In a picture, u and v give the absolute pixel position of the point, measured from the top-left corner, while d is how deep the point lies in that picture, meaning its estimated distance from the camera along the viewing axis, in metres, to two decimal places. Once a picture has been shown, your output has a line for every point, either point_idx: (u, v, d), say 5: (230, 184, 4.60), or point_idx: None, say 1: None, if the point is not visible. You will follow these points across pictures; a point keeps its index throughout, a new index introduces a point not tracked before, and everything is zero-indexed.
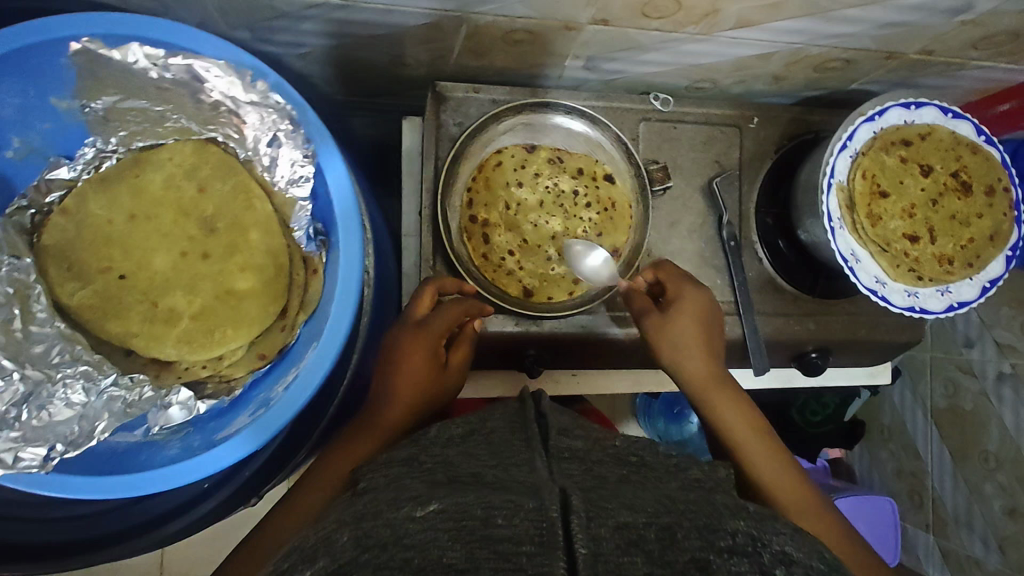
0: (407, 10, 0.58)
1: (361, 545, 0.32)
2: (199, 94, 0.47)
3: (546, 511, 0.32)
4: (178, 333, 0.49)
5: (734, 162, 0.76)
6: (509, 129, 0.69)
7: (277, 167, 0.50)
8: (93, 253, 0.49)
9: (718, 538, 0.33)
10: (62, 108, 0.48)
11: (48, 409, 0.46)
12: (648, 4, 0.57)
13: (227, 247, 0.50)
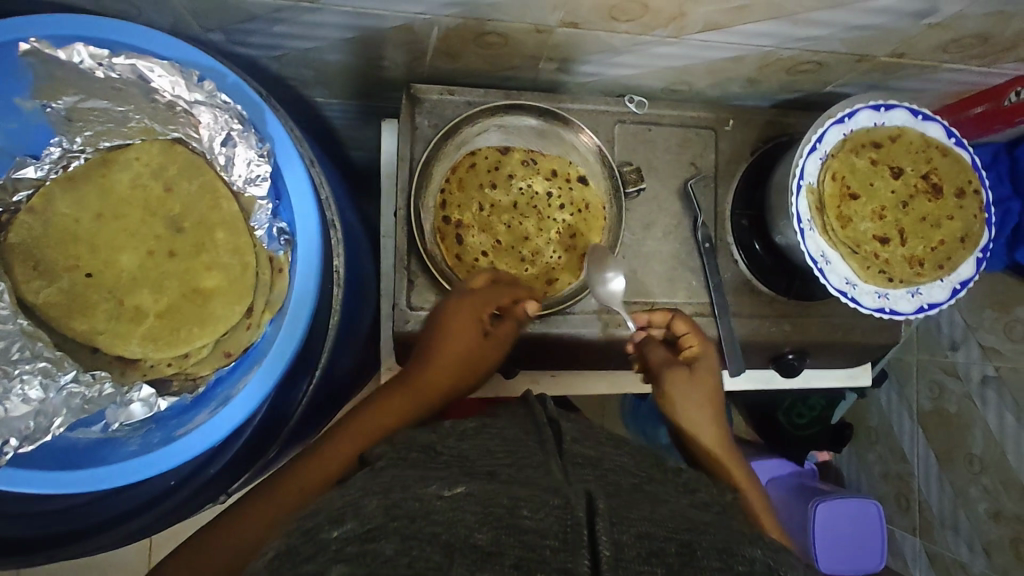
0: (377, 13, 0.59)
1: (390, 513, 0.36)
2: (151, 94, 0.48)
3: (571, 509, 0.36)
4: (144, 331, 0.50)
5: (709, 164, 0.76)
6: (483, 130, 0.70)
7: (234, 167, 0.50)
8: (59, 252, 0.49)
9: (737, 561, 0.37)
10: (26, 108, 0.49)
11: (5, 402, 0.47)
12: (615, 7, 0.57)
13: (193, 247, 0.51)
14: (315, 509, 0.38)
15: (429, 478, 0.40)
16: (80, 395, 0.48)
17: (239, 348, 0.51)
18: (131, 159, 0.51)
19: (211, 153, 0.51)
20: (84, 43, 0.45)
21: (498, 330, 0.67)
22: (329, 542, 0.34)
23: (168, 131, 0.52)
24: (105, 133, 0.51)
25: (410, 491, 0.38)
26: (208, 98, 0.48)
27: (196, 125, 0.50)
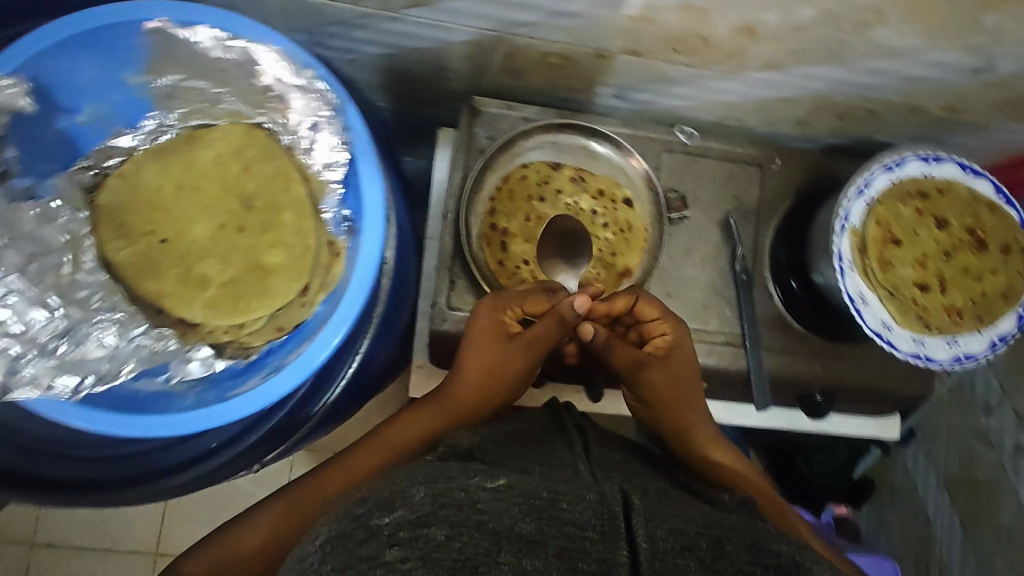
0: (453, 27, 0.63)
1: (438, 501, 0.40)
2: (253, 77, 0.53)
3: (608, 506, 0.41)
4: (206, 298, 0.53)
5: (753, 199, 0.78)
6: (537, 145, 0.72)
7: (314, 151, 0.54)
8: (141, 218, 0.53)
9: (765, 555, 0.41)
10: (132, 83, 0.54)
11: (85, 345, 0.52)
12: (677, 39, 0.60)
13: (262, 223, 0.54)
14: (366, 495, 0.41)
15: (472, 469, 0.44)
16: (147, 346, 0.53)
17: (291, 324, 0.53)
18: (212, 138, 0.55)
19: (289, 137, 0.55)
20: (211, 25, 0.50)
21: (525, 336, 0.64)
22: (382, 528, 0.38)
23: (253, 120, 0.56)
24: (198, 111, 0.56)
25: (457, 483, 0.42)
26: (303, 86, 0.52)
27: (284, 111, 0.55)
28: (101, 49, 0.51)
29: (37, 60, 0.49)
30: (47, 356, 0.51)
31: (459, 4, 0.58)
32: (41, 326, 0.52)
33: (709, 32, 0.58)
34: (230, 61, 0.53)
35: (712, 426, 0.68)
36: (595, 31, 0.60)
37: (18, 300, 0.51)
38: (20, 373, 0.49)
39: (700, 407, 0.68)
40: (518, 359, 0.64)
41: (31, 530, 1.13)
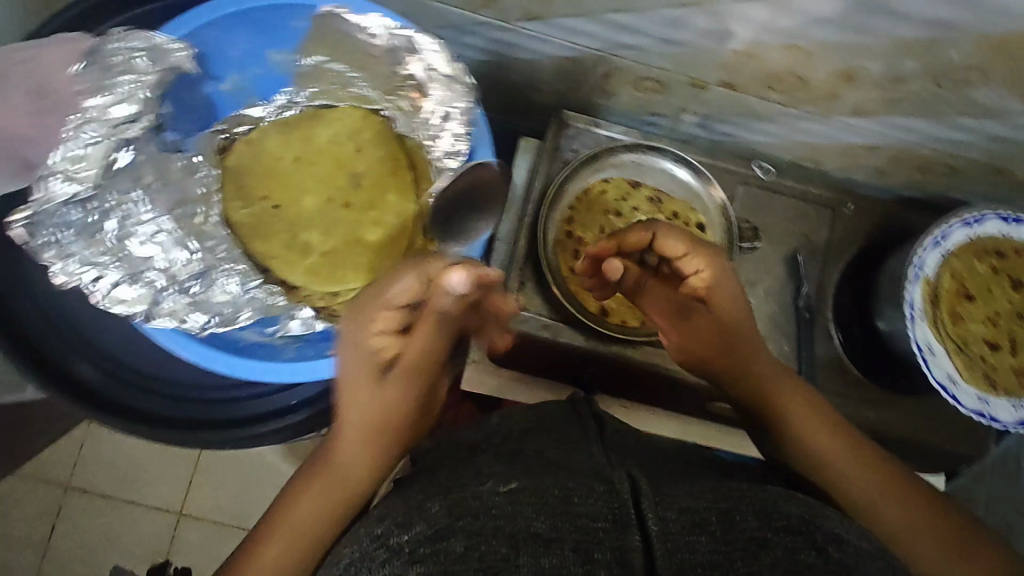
0: (561, 43, 0.67)
1: (452, 512, 0.38)
2: (398, 65, 0.58)
3: (619, 495, 0.39)
4: (309, 264, 0.59)
5: (823, 240, 0.79)
6: (619, 162, 0.75)
7: (439, 139, 0.59)
8: (259, 182, 0.60)
9: (775, 517, 0.39)
10: (276, 60, 0.58)
11: (212, 290, 0.56)
12: (774, 77, 0.63)
13: (367, 202, 0.61)
14: (384, 514, 0.42)
15: (483, 479, 0.43)
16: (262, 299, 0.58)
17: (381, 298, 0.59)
18: (334, 120, 0.62)
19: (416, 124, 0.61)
20: (383, 18, 0.54)
21: (397, 367, 0.52)
22: (401, 546, 0.36)
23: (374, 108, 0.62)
24: (327, 92, 0.62)
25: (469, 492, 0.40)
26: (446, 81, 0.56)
27: (418, 98, 0.59)
28: (261, 25, 0.56)
29: (200, 30, 0.53)
30: (183, 293, 0.54)
31: (573, 22, 0.62)
32: (180, 265, 0.56)
33: (807, 73, 0.61)
34: (381, 50, 0.57)
35: (772, 379, 0.60)
36: (698, 60, 0.63)
37: (165, 237, 0.55)
38: (160, 303, 0.53)
39: (750, 350, 0.61)
40: (395, 395, 0.52)
41: (68, 472, 1.17)
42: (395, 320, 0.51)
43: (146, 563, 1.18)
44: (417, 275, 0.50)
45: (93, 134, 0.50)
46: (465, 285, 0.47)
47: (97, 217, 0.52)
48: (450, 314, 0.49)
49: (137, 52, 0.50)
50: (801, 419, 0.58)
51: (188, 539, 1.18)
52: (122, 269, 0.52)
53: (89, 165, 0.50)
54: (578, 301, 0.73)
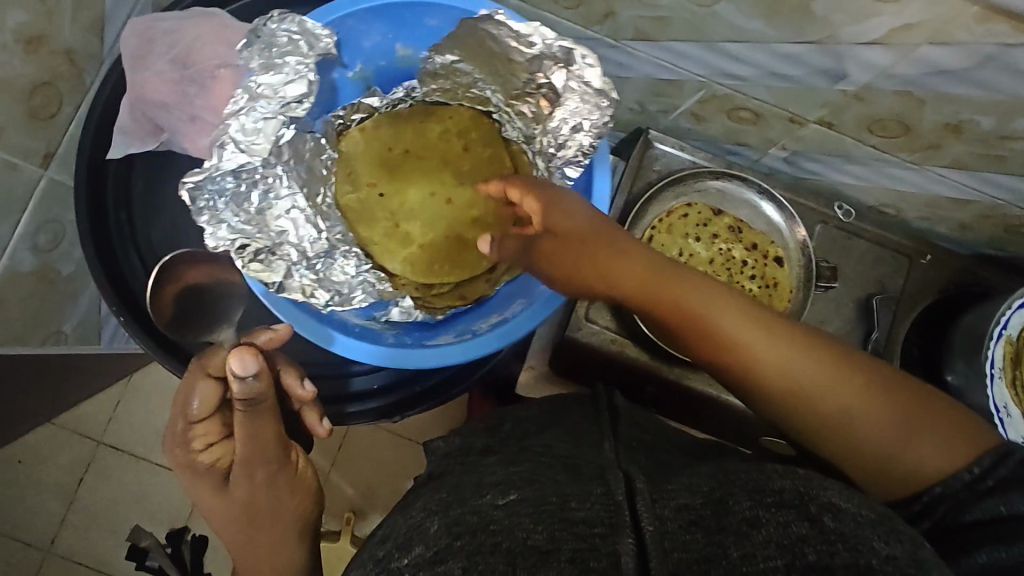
0: (665, 64, 0.68)
1: (451, 531, 0.41)
2: (537, 72, 0.58)
3: (612, 498, 0.41)
4: (409, 253, 0.63)
5: (897, 287, 0.79)
6: (704, 188, 0.76)
7: (566, 147, 0.60)
8: (367, 170, 0.63)
9: (765, 495, 0.40)
10: (401, 54, 0.60)
11: (331, 269, 0.59)
12: (877, 121, 0.63)
13: (468, 200, 0.64)
14: (388, 536, 0.45)
15: (483, 489, 0.46)
16: (374, 282, 0.60)
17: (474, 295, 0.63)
18: (451, 116, 0.64)
19: (545, 136, 0.62)
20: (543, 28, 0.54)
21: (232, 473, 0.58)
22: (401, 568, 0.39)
23: (484, 109, 0.65)
24: (445, 92, 0.64)
25: (467, 508, 0.43)
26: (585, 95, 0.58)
27: (548, 107, 0.61)
28: (399, 17, 0.57)
29: (342, 18, 0.55)
30: (311, 269, 0.57)
31: (685, 47, 0.63)
32: (308, 242, 0.58)
33: (911, 121, 0.61)
34: (524, 58, 0.57)
35: (648, 268, 0.52)
36: (803, 97, 0.64)
37: (298, 213, 0.58)
38: (291, 277, 0.54)
39: (647, 256, 0.53)
40: (243, 491, 0.58)
41: (102, 428, 1.19)
42: (217, 428, 0.58)
43: (165, 527, 1.20)
44: (203, 375, 0.56)
45: (265, 111, 0.53)
46: (249, 370, 0.52)
47: (244, 187, 0.54)
48: (256, 401, 0.54)
49: (295, 36, 0.52)
50: (672, 304, 0.50)
51: None
52: (264, 241, 0.54)
53: (258, 137, 0.54)
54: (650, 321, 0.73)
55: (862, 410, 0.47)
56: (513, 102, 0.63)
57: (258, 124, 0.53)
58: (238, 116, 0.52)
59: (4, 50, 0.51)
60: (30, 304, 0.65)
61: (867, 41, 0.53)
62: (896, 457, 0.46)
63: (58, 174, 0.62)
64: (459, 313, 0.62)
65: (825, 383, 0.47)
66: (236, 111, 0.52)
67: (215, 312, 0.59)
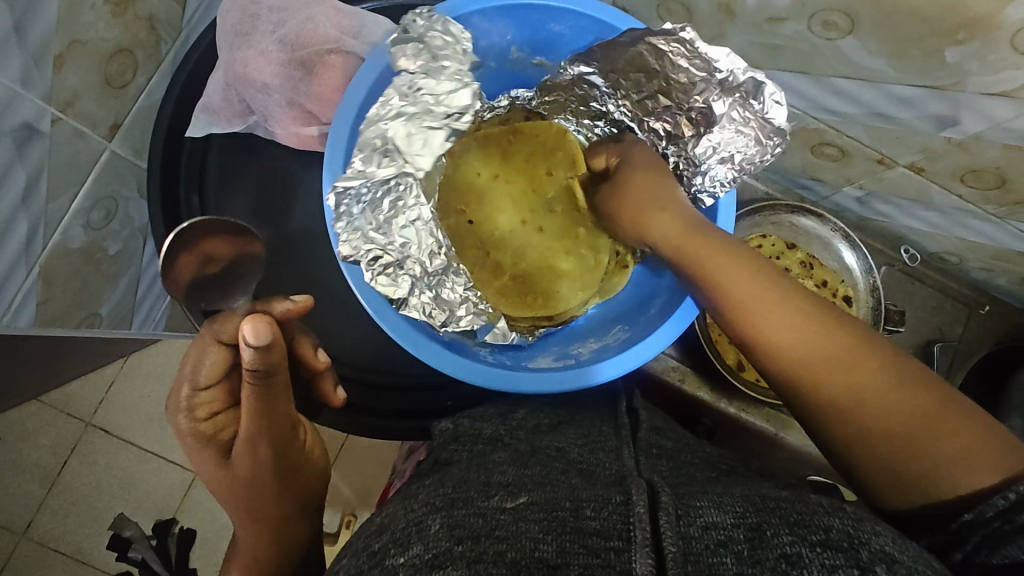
0: None
1: (454, 535, 0.37)
2: (695, 93, 0.56)
3: (634, 510, 0.38)
4: (498, 285, 0.63)
5: (954, 335, 0.82)
6: (778, 221, 0.76)
7: (710, 173, 0.58)
8: (458, 196, 0.63)
9: (809, 531, 0.36)
10: (512, 57, 0.62)
11: (443, 287, 0.59)
12: (972, 172, 0.62)
13: (560, 228, 0.64)
14: (385, 527, 0.41)
15: (491, 488, 0.43)
16: (477, 302, 0.60)
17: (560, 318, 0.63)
18: (555, 150, 0.64)
19: (679, 158, 0.60)
20: (733, 57, 0.54)
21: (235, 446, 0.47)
22: (397, 568, 0.36)
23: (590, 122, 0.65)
24: (552, 104, 0.65)
25: (474, 507, 0.40)
26: (746, 128, 0.56)
27: (690, 132, 0.59)
28: (524, 23, 0.59)
29: (469, 15, 0.57)
30: (428, 285, 0.57)
31: (789, 77, 0.62)
32: (429, 255, 0.58)
33: (1010, 175, 0.60)
34: (690, 78, 0.56)
35: (686, 227, 0.47)
36: (900, 139, 0.63)
37: (422, 226, 0.58)
38: (412, 294, 0.55)
39: (692, 216, 0.48)
40: (247, 469, 0.47)
41: (93, 409, 1.08)
42: (222, 395, 0.48)
43: (151, 519, 1.08)
44: (214, 342, 0.46)
45: (433, 121, 0.59)
46: (265, 337, 0.43)
47: (378, 195, 0.55)
48: (271, 367, 0.45)
49: (445, 39, 0.54)
50: (698, 261, 0.46)
51: (201, 500, 1.08)
52: (394, 255, 0.55)
53: (421, 150, 0.60)
54: (717, 350, 0.71)
55: (885, 404, 0.39)
56: (648, 119, 0.61)
57: (418, 133, 0.59)
58: (399, 122, 0.56)
59: (92, 9, 0.48)
60: (73, 283, 0.60)
61: (993, 92, 0.51)
62: (916, 459, 0.39)
63: (121, 148, 0.58)
64: (550, 332, 0.63)
65: (850, 369, 0.40)
66: (395, 115, 0.55)
67: (243, 279, 0.50)
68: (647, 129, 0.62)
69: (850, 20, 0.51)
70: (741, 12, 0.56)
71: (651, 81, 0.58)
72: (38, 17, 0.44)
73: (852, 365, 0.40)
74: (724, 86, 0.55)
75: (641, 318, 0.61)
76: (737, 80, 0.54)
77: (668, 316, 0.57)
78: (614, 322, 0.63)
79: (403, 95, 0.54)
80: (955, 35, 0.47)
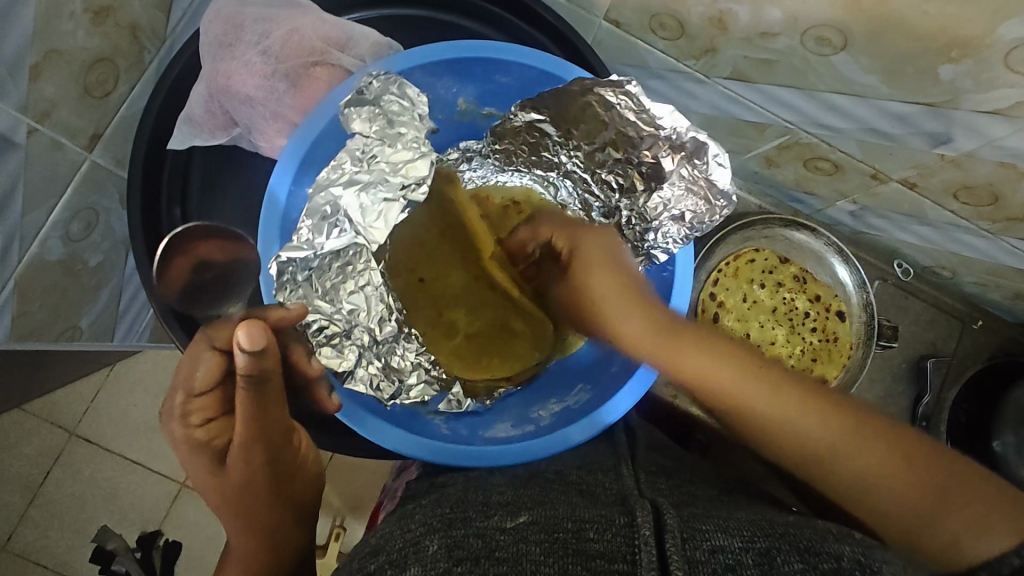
0: (753, 106, 0.66)
1: (452, 557, 0.36)
2: (644, 148, 0.56)
3: (638, 531, 0.36)
4: (452, 345, 0.63)
5: (947, 350, 0.82)
6: (770, 235, 0.75)
7: (664, 231, 0.58)
8: (409, 253, 0.63)
9: (821, 560, 0.34)
10: (462, 107, 0.61)
11: (393, 355, 0.57)
12: (965, 189, 0.62)
13: None
14: (380, 550, 0.39)
15: (490, 508, 0.42)
16: (428, 368, 0.60)
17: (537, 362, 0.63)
18: (504, 211, 0.66)
19: (632, 213, 0.60)
20: (678, 115, 0.53)
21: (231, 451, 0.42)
22: None
23: (542, 172, 0.65)
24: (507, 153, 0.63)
25: (472, 531, 0.39)
26: (694, 187, 0.56)
27: (640, 187, 0.59)
28: (468, 76, 0.57)
29: (412, 70, 0.54)
30: (377, 355, 0.56)
31: (781, 91, 0.61)
32: (378, 323, 0.56)
33: (1004, 192, 0.60)
34: (638, 133, 0.55)
35: (655, 327, 0.47)
36: (894, 155, 0.63)
37: (371, 291, 0.54)
38: (358, 366, 0.54)
39: (656, 309, 0.48)
40: (243, 476, 0.43)
41: (76, 419, 1.06)
42: (216, 402, 0.43)
43: (137, 531, 1.05)
44: (208, 349, 0.42)
45: (387, 193, 0.52)
46: (260, 342, 0.40)
47: (327, 262, 0.52)
48: (268, 373, 0.41)
49: (404, 104, 0.51)
50: (674, 366, 0.46)
51: (187, 513, 1.06)
52: (341, 324, 0.53)
53: (376, 221, 0.52)
54: None
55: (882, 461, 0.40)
56: (599, 170, 0.61)
57: (373, 205, 0.52)
58: (356, 193, 0.50)
59: (70, 18, 0.47)
60: (52, 295, 0.59)
61: (986, 110, 0.51)
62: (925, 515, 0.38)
63: (101, 158, 0.57)
64: (510, 394, 0.63)
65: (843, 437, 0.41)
66: (347, 183, 0.50)
67: (233, 286, 0.48)
68: (600, 180, 0.62)
69: (844, 37, 0.50)
70: (734, 27, 0.54)
71: (604, 132, 0.57)
72: (14, 29, 0.43)
73: (853, 454, 0.40)
74: (671, 146, 0.55)
75: (604, 373, 0.60)
76: (683, 138, 0.54)
77: (630, 374, 0.55)
78: (581, 373, 0.62)
79: (356, 161, 0.51)
80: (949, 53, 0.47)
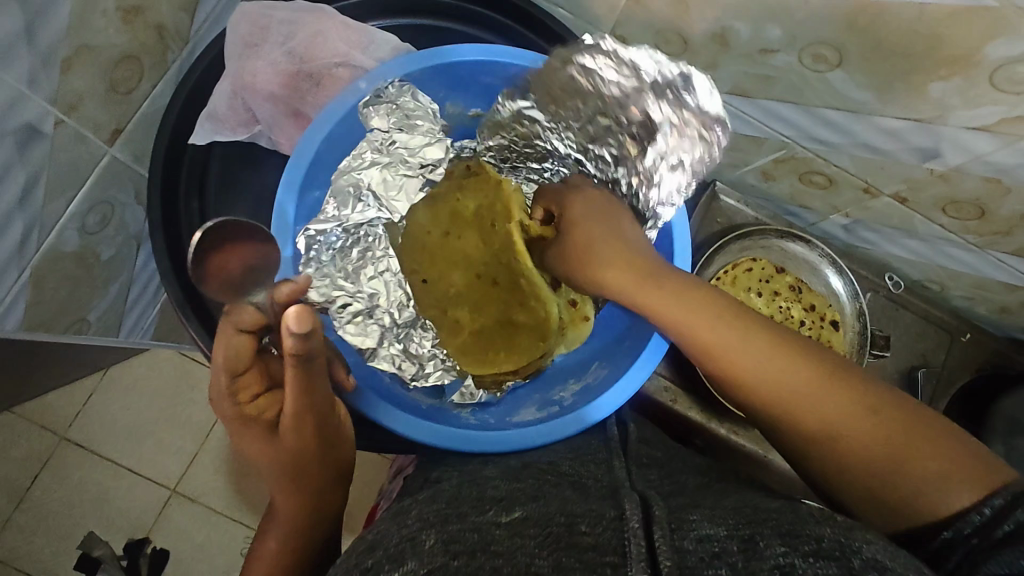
0: (751, 120, 0.68)
1: (449, 551, 0.36)
2: (626, 107, 0.56)
3: (628, 524, 0.37)
4: (458, 342, 0.64)
5: (938, 361, 0.84)
6: (767, 245, 0.78)
7: (663, 183, 0.58)
8: (412, 258, 0.65)
9: (801, 542, 0.35)
10: (450, 111, 0.64)
11: (410, 341, 0.63)
12: (953, 204, 0.65)
13: (510, 281, 0.63)
14: (376, 545, 0.39)
15: (484, 505, 0.43)
16: (444, 358, 0.64)
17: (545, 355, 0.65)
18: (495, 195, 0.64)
19: (632, 175, 0.60)
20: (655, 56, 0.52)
21: (279, 424, 0.43)
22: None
23: (538, 164, 0.67)
24: (502, 154, 0.67)
25: (470, 523, 0.39)
26: (686, 131, 0.55)
27: (634, 148, 0.58)
28: (453, 83, 0.61)
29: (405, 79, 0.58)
30: (396, 338, 0.62)
31: (778, 106, 0.63)
32: (398, 308, 0.63)
33: (990, 207, 0.62)
34: (621, 91, 0.55)
35: (650, 275, 0.47)
36: (885, 170, 0.65)
37: (388, 278, 0.64)
38: (382, 344, 0.61)
39: (649, 259, 0.49)
40: (295, 446, 0.44)
41: (69, 422, 1.05)
42: (260, 377, 0.43)
43: (124, 538, 1.04)
44: (236, 332, 0.41)
45: (407, 171, 0.65)
46: (309, 323, 0.39)
47: (348, 243, 0.62)
48: (312, 356, 0.40)
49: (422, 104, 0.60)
50: (666, 314, 0.46)
51: (176, 519, 1.04)
52: (364, 303, 0.61)
53: (397, 196, 0.65)
54: None
55: (859, 427, 0.41)
56: (591, 146, 0.62)
57: (394, 181, 0.64)
58: (375, 170, 0.62)
59: (102, 16, 0.49)
60: (61, 287, 0.59)
61: (973, 126, 0.54)
62: (897, 476, 0.40)
63: (121, 153, 0.58)
64: (516, 386, 0.65)
65: (819, 400, 0.42)
66: (369, 166, 0.61)
67: (267, 283, 0.45)
68: (595, 156, 0.62)
69: (839, 54, 0.53)
70: (735, 43, 0.57)
71: (586, 103, 0.57)
72: (49, 23, 0.44)
73: (825, 414, 0.42)
74: (652, 92, 0.54)
75: (616, 351, 0.63)
76: (664, 83, 0.53)
77: (642, 347, 0.59)
78: (593, 358, 0.65)
79: (377, 147, 0.61)
80: (939, 70, 0.50)
